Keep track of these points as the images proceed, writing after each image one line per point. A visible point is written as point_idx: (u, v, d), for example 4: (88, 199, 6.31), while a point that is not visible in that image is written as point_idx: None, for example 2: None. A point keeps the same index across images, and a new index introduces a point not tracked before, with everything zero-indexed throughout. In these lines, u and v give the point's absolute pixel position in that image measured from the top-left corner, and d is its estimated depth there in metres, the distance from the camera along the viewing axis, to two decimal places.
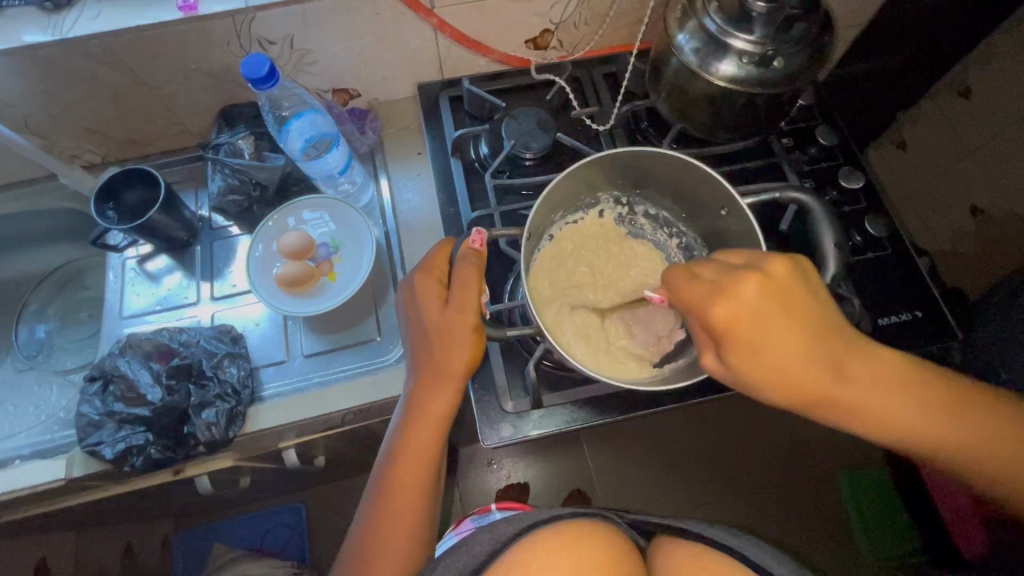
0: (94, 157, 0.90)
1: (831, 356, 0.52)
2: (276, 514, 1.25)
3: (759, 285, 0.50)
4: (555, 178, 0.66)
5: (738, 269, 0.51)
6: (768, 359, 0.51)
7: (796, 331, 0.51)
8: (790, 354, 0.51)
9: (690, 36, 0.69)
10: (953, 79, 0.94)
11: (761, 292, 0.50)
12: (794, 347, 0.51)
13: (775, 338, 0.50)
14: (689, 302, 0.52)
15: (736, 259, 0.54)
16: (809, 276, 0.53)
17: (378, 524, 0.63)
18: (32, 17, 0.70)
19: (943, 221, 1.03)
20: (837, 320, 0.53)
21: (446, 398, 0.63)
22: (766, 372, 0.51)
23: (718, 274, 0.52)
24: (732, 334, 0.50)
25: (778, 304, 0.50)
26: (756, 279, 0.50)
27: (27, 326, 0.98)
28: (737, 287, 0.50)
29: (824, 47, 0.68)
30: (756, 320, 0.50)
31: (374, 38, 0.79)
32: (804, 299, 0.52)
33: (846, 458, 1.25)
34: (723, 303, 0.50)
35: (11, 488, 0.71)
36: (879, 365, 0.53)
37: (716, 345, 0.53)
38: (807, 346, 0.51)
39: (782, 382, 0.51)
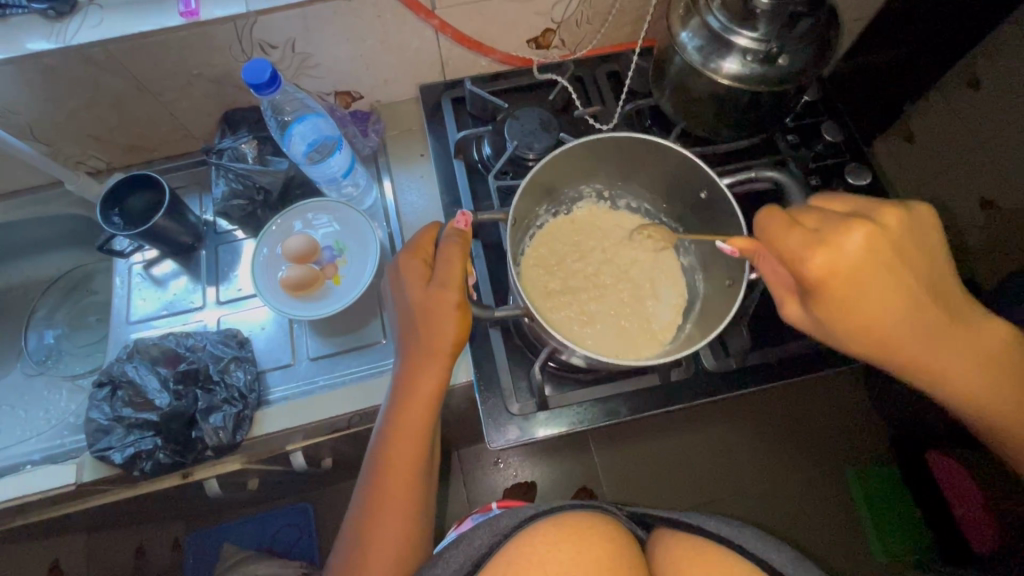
0: (99, 163, 0.90)
1: (931, 321, 0.51)
2: (285, 515, 1.26)
3: (868, 237, 0.48)
4: (531, 169, 0.67)
5: (843, 220, 0.49)
6: (860, 309, 0.50)
7: (897, 286, 0.49)
8: (887, 307, 0.49)
9: (693, 35, 0.68)
10: (960, 71, 0.93)
11: (872, 245, 0.48)
12: (895, 306, 0.50)
13: (879, 293, 0.49)
14: (784, 256, 0.50)
15: (841, 207, 0.53)
16: (921, 234, 0.51)
17: (374, 513, 0.61)
18: (36, 26, 0.70)
19: (950, 211, 1.03)
20: (941, 279, 0.52)
21: (435, 376, 0.62)
22: (856, 325, 0.51)
23: (822, 223, 0.50)
24: (829, 286, 0.49)
25: (887, 259, 0.48)
26: (864, 231, 0.48)
27: (36, 332, 0.99)
28: (844, 238, 0.48)
29: (829, 41, 0.67)
30: (859, 279, 0.48)
31: (375, 40, 0.79)
32: (914, 255, 0.50)
33: (856, 455, 1.23)
34: (823, 257, 0.48)
35: (23, 493, 0.72)
36: (966, 327, 0.53)
37: (807, 296, 0.52)
38: (906, 303, 0.50)
39: (863, 331, 0.51)
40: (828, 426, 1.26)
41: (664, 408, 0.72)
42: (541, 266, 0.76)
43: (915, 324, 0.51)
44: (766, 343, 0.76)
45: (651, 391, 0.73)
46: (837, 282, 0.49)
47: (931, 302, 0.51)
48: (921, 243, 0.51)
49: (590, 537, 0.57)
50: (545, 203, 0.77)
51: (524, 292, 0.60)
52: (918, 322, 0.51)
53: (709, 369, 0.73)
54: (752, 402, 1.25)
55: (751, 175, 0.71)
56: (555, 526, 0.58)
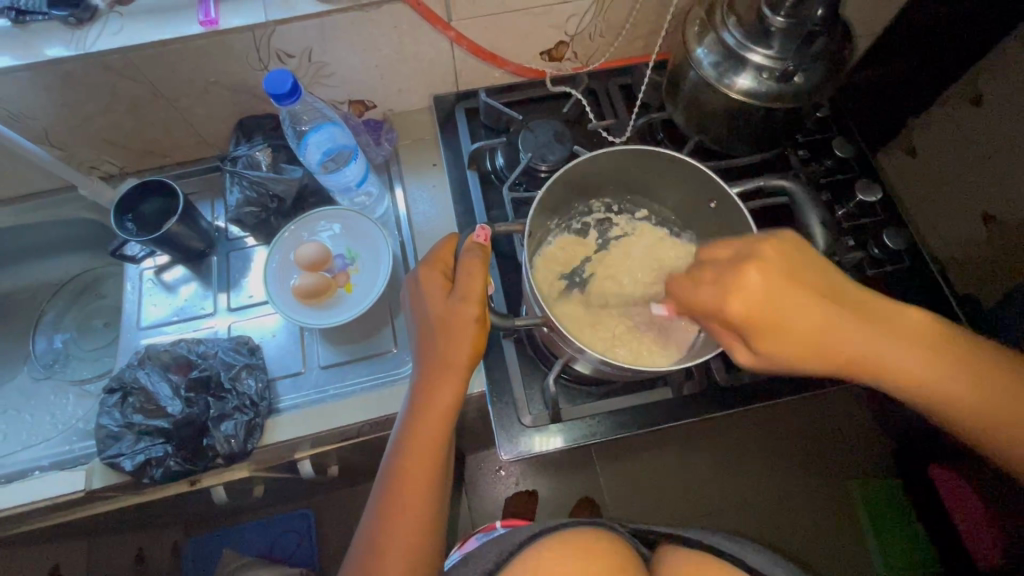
0: (112, 168, 0.90)
1: (857, 321, 0.52)
2: (286, 520, 1.25)
3: (759, 271, 0.49)
4: (548, 180, 0.68)
5: (737, 260, 0.51)
6: (792, 324, 0.50)
7: (809, 303, 0.50)
8: (809, 318, 0.50)
9: (709, 50, 0.69)
10: (965, 84, 0.90)
11: (766, 277, 0.49)
12: (815, 316, 0.50)
13: (796, 316, 0.50)
14: (706, 302, 0.52)
15: (725, 250, 0.53)
16: (809, 253, 0.52)
17: (388, 522, 0.61)
18: (56, 33, 0.71)
19: (953, 227, 0.97)
20: (843, 289, 0.53)
21: (453, 388, 0.62)
22: (795, 348, 0.51)
23: (722, 263, 0.52)
24: (750, 323, 0.50)
25: (787, 282, 0.50)
26: (753, 265, 0.50)
27: (44, 336, 0.98)
28: (738, 279, 0.50)
29: (843, 60, 0.68)
30: (776, 307, 0.50)
31: (390, 50, 0.80)
32: (807, 267, 0.51)
33: (857, 468, 1.23)
34: (734, 296, 0.50)
35: (30, 499, 0.72)
36: (880, 317, 0.53)
37: (744, 339, 0.52)
38: (817, 316, 0.50)
39: (801, 350, 0.51)
40: (830, 439, 1.25)
41: (673, 422, 0.72)
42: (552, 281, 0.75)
43: (853, 321, 0.51)
44: None
45: (663, 404, 0.73)
46: (760, 316, 0.50)
47: (844, 306, 0.52)
48: (812, 263, 0.52)
49: (602, 550, 0.57)
50: (556, 216, 0.77)
51: (543, 302, 0.61)
52: (839, 323, 0.51)
53: (720, 383, 0.73)
54: (757, 415, 1.25)
55: (760, 183, 0.71)
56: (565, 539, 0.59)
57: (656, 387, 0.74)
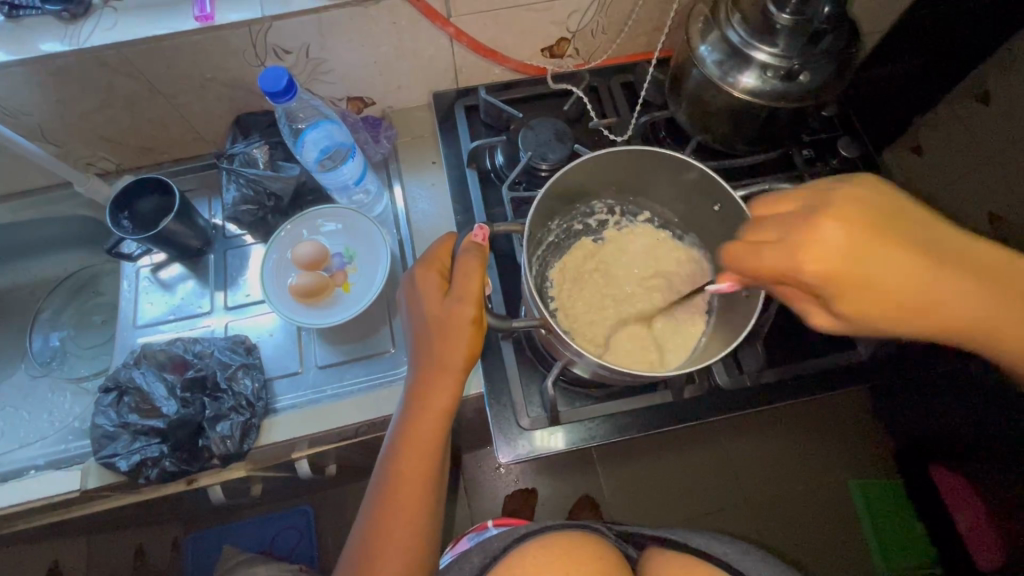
0: (109, 165, 0.90)
1: (962, 278, 0.45)
2: (286, 517, 1.25)
3: (839, 225, 0.43)
4: (546, 184, 0.67)
5: (812, 214, 0.44)
6: (884, 286, 0.44)
7: (904, 258, 0.44)
8: (902, 277, 0.44)
9: (712, 48, 0.67)
10: (971, 84, 0.88)
11: (849, 232, 0.43)
12: (910, 275, 0.44)
13: (886, 274, 0.44)
14: (777, 267, 0.45)
15: (789, 206, 0.47)
16: (903, 203, 0.46)
17: (383, 525, 0.60)
18: (51, 27, 0.70)
19: (957, 228, 0.96)
20: (949, 240, 0.46)
21: (450, 388, 0.62)
22: (879, 307, 0.45)
23: (788, 224, 0.46)
24: (834, 280, 0.44)
25: (874, 237, 0.43)
26: (832, 219, 0.43)
27: (41, 334, 0.98)
28: (816, 234, 0.44)
29: (850, 59, 0.67)
30: (862, 266, 0.44)
31: (389, 47, 0.78)
32: (904, 220, 0.45)
33: (857, 469, 1.22)
34: (812, 252, 0.44)
35: (25, 499, 0.71)
36: (992, 272, 0.46)
37: (820, 299, 0.47)
38: (914, 273, 0.44)
39: (882, 313, 0.45)
40: (832, 440, 1.24)
41: (673, 426, 0.71)
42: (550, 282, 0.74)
43: (955, 277, 0.45)
44: (785, 360, 0.75)
45: (663, 408, 0.72)
46: (843, 274, 0.44)
47: (952, 261, 0.45)
48: (902, 215, 0.45)
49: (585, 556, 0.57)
50: (557, 217, 0.76)
51: (541, 302, 0.59)
52: (944, 282, 0.45)
53: (722, 386, 0.73)
54: (758, 416, 1.24)
55: (764, 186, 0.69)
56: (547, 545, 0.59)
57: (656, 391, 0.73)
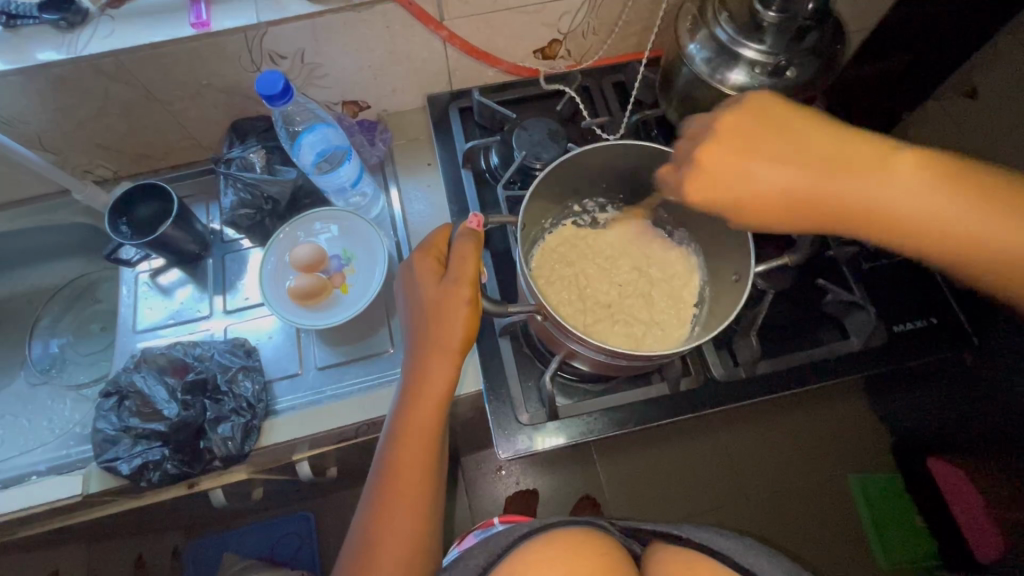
0: (106, 172, 0.90)
1: (832, 167, 0.48)
2: (287, 522, 1.25)
3: (718, 148, 0.50)
4: (539, 176, 0.68)
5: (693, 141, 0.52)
6: (747, 188, 0.50)
7: (767, 164, 0.49)
8: (762, 177, 0.49)
9: (701, 46, 0.69)
10: (959, 79, 0.89)
11: (720, 146, 0.50)
12: (774, 175, 0.49)
13: (748, 180, 0.50)
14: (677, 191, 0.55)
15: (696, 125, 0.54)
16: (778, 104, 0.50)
17: (385, 512, 0.61)
18: (48, 37, 0.71)
19: None
20: (823, 132, 0.49)
21: (448, 371, 0.62)
22: (756, 211, 0.51)
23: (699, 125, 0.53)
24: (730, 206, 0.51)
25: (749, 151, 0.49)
26: (709, 147, 0.50)
27: (41, 341, 0.98)
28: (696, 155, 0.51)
29: (835, 55, 0.68)
30: (724, 180, 0.50)
31: (383, 51, 0.80)
32: (785, 112, 0.50)
33: (855, 463, 1.23)
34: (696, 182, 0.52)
35: (27, 505, 0.71)
36: (854, 160, 0.48)
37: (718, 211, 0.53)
38: (781, 175, 0.49)
39: (759, 210, 0.50)
40: (829, 433, 1.25)
41: (670, 419, 0.72)
42: (545, 275, 0.75)
43: (825, 170, 0.48)
44: (777, 352, 0.76)
45: (660, 401, 0.73)
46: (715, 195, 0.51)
47: (821, 160, 0.48)
48: (774, 117, 0.50)
49: (576, 548, 0.56)
50: (550, 216, 0.77)
51: (537, 288, 0.60)
52: (812, 181, 0.48)
53: (718, 378, 0.74)
54: (755, 411, 1.25)
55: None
56: (542, 545, 0.57)
57: (653, 382, 0.74)
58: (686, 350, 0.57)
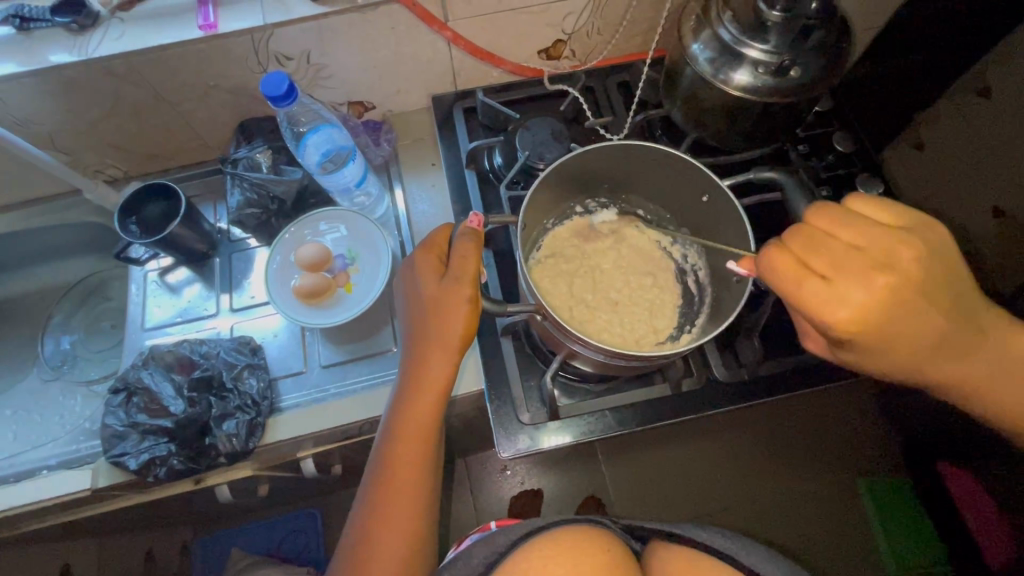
0: (117, 172, 0.92)
1: (955, 343, 0.50)
2: (293, 519, 1.26)
3: (886, 288, 0.44)
4: (541, 174, 0.68)
5: (869, 264, 0.45)
6: (901, 342, 0.47)
7: (924, 325, 0.47)
8: (915, 339, 0.47)
9: (705, 46, 0.68)
10: (972, 78, 0.88)
11: (895, 294, 0.45)
12: (923, 339, 0.48)
13: (905, 338, 0.47)
14: (804, 303, 0.46)
15: (854, 239, 0.47)
16: (945, 260, 0.48)
17: (382, 508, 0.61)
18: (60, 39, 0.72)
19: (964, 220, 0.96)
20: (958, 297, 0.49)
21: (446, 370, 0.62)
22: (889, 367, 0.49)
23: (845, 267, 0.45)
24: (857, 333, 0.46)
25: (913, 303, 0.46)
26: (884, 279, 0.44)
27: (52, 338, 1.00)
28: (865, 284, 0.45)
29: (841, 54, 0.68)
30: (889, 327, 0.46)
31: (388, 51, 0.80)
32: (939, 280, 0.47)
33: (863, 466, 1.22)
34: (845, 310, 0.45)
35: (37, 498, 0.73)
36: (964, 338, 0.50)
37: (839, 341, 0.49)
38: (931, 338, 0.48)
39: (892, 366, 0.49)
40: (836, 437, 1.24)
41: (672, 420, 0.72)
42: (546, 273, 0.75)
43: (948, 344, 0.49)
44: (779, 354, 0.76)
45: (661, 402, 0.73)
46: (862, 335, 0.46)
47: (955, 327, 0.49)
48: (944, 272, 0.47)
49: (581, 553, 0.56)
50: (552, 215, 0.78)
51: (537, 288, 0.60)
52: (940, 354, 0.49)
53: (721, 379, 0.73)
54: (760, 413, 1.24)
55: (748, 176, 0.69)
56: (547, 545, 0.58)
57: (655, 383, 0.74)
58: (686, 350, 0.57)
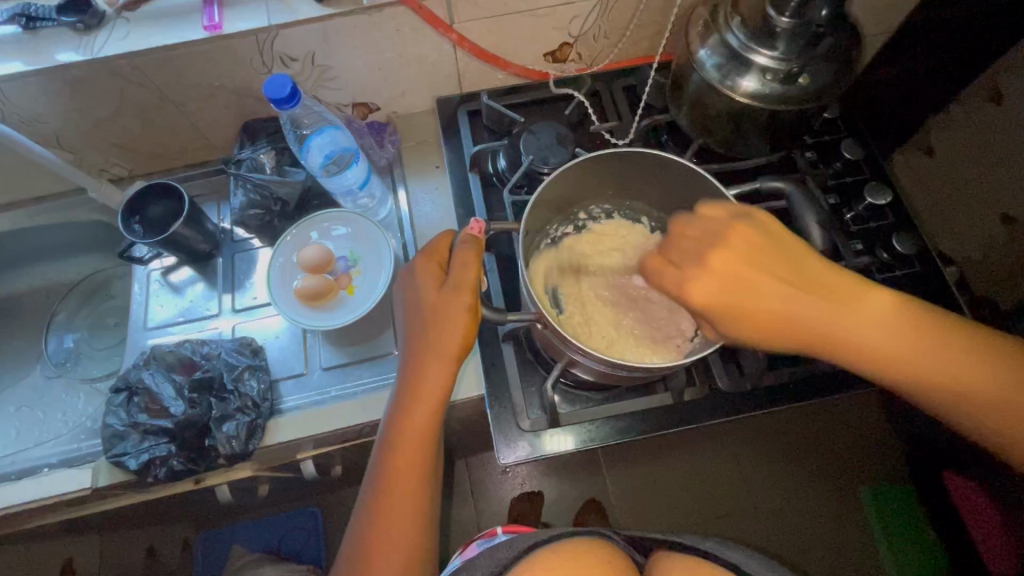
0: (122, 171, 0.92)
1: (818, 302, 0.52)
2: (294, 518, 1.26)
3: (724, 255, 0.51)
4: (545, 181, 0.67)
5: (696, 247, 0.52)
6: (755, 308, 0.51)
7: (769, 284, 0.52)
8: (765, 298, 0.51)
9: (712, 52, 0.68)
10: (984, 83, 0.86)
11: (722, 260, 0.51)
12: (775, 301, 0.52)
13: (756, 300, 0.51)
14: (670, 284, 0.53)
15: (694, 230, 0.54)
16: (784, 239, 0.53)
17: (381, 514, 0.61)
18: (66, 38, 0.72)
19: (972, 228, 0.94)
20: (809, 264, 0.53)
21: (445, 378, 0.62)
22: (756, 333, 0.53)
23: (685, 253, 0.53)
24: (716, 307, 0.52)
25: (757, 268, 0.51)
26: (718, 251, 0.51)
27: (57, 335, 1.00)
28: (700, 262, 0.52)
29: (851, 61, 0.67)
30: (732, 292, 0.51)
31: (393, 53, 0.80)
32: (776, 251, 0.53)
33: (868, 475, 1.20)
34: (698, 283, 0.52)
35: (38, 496, 0.73)
36: (837, 293, 0.53)
37: (709, 322, 0.54)
38: (782, 297, 0.52)
39: (763, 335, 0.53)
40: (840, 444, 1.23)
41: (674, 428, 0.71)
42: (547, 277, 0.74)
43: (818, 302, 0.52)
44: (786, 364, 0.75)
45: (663, 410, 0.72)
46: (716, 303, 0.52)
47: (810, 287, 0.52)
48: (782, 247, 0.53)
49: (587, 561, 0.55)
50: (556, 220, 0.77)
51: (538, 296, 0.59)
52: (806, 307, 0.52)
53: (724, 390, 0.72)
54: (762, 420, 1.23)
55: (758, 185, 0.71)
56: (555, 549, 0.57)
57: (657, 393, 0.73)
58: (688, 361, 0.57)
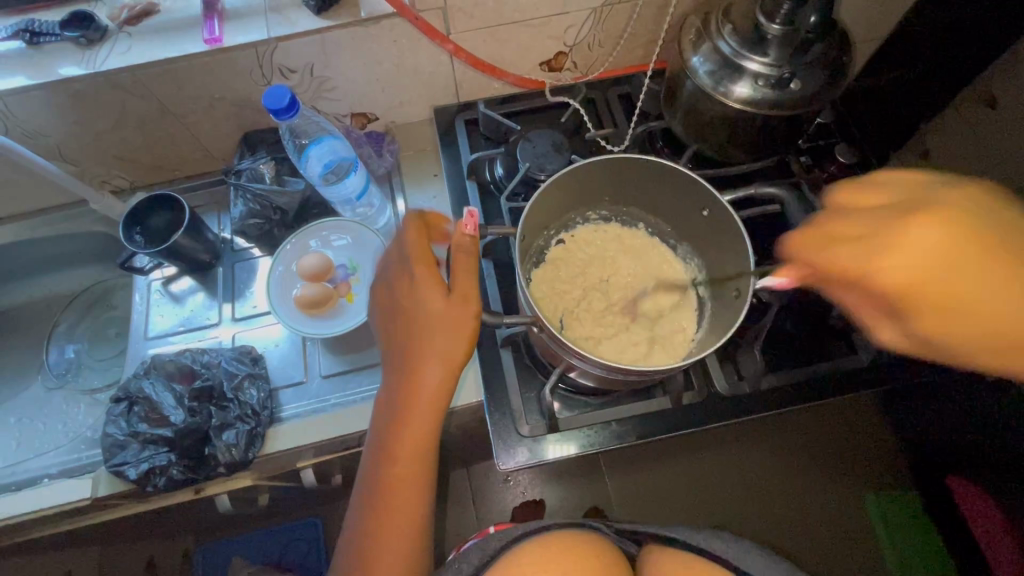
0: (123, 183, 0.93)
1: None
2: (294, 529, 1.25)
3: (931, 224, 0.41)
4: (541, 187, 0.68)
5: (901, 212, 0.43)
6: (972, 293, 0.41)
7: (999, 267, 0.40)
8: (981, 283, 0.40)
9: (704, 59, 0.68)
10: (977, 88, 0.86)
11: (941, 233, 0.41)
12: (998, 287, 0.40)
13: (976, 282, 0.40)
14: (846, 268, 0.45)
15: (882, 198, 0.47)
16: (996, 210, 0.42)
17: (379, 520, 0.62)
18: (69, 53, 0.73)
19: None
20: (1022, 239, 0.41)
21: (441, 384, 0.62)
22: (962, 329, 0.42)
23: (874, 224, 0.45)
24: (911, 295, 0.43)
25: (965, 240, 0.40)
26: (921, 218, 0.42)
27: (57, 347, 1.01)
28: (903, 237, 0.42)
29: (842, 66, 0.68)
30: (959, 269, 0.41)
31: (390, 64, 0.81)
32: (983, 227, 0.41)
33: (871, 480, 1.20)
34: (891, 265, 0.42)
35: (36, 507, 0.73)
36: None
37: (895, 313, 0.45)
38: (999, 282, 0.40)
39: (980, 331, 0.42)
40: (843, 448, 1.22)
41: (672, 432, 0.71)
42: (544, 282, 0.75)
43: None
44: (784, 367, 0.75)
45: (662, 415, 0.72)
46: (916, 287, 0.42)
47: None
48: (1000, 221, 0.41)
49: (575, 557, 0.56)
50: (552, 227, 0.77)
51: (535, 301, 0.60)
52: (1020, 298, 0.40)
53: (720, 393, 0.72)
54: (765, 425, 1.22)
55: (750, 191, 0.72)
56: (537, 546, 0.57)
57: (654, 397, 0.73)
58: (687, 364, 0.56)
